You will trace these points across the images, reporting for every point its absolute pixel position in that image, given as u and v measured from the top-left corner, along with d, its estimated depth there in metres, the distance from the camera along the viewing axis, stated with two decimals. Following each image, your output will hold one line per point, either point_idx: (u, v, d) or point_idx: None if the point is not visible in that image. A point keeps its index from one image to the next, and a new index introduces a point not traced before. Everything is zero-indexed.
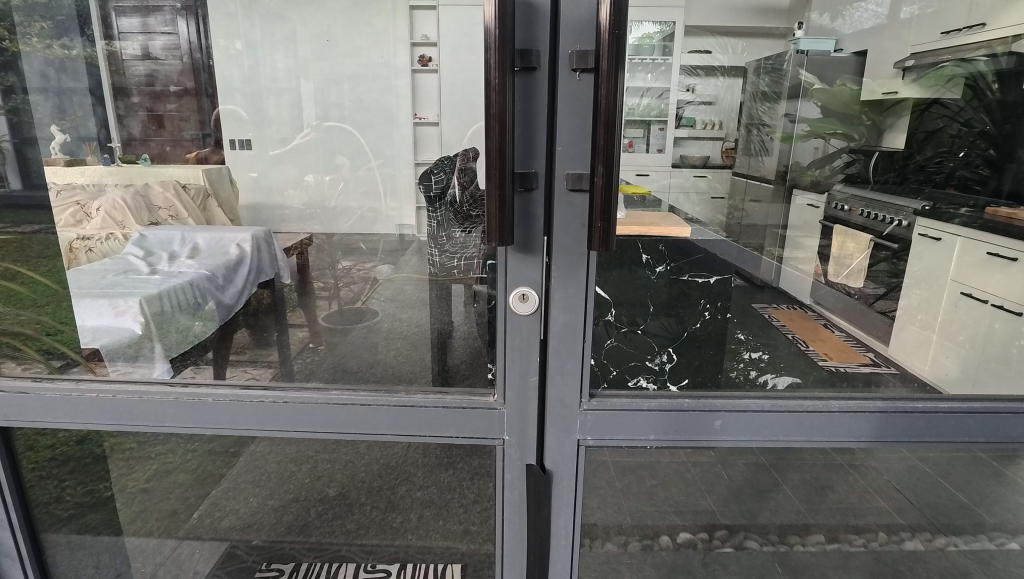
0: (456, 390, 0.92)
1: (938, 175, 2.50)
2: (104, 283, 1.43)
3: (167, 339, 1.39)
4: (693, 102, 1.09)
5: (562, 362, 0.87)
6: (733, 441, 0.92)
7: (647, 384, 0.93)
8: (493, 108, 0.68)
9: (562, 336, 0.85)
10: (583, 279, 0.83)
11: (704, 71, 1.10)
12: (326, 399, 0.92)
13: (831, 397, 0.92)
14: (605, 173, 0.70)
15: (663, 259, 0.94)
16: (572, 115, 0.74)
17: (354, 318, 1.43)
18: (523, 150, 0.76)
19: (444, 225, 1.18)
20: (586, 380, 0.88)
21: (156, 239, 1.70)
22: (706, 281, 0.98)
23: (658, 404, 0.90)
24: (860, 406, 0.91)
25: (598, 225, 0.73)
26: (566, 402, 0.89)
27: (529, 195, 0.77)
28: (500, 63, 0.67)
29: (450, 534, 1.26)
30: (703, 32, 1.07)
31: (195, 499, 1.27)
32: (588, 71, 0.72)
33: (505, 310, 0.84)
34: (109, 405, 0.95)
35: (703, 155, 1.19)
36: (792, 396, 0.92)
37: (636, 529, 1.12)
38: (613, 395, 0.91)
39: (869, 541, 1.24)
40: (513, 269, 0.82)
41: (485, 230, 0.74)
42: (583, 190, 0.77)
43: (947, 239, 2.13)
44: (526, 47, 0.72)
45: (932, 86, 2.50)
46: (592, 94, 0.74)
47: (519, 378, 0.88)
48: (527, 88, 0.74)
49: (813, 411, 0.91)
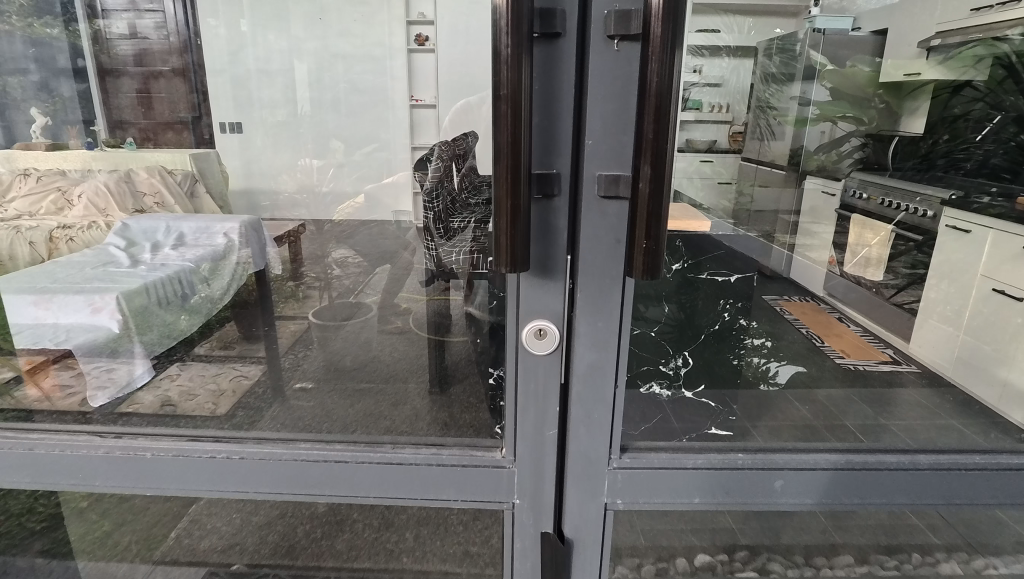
0: (451, 445, 0.81)
1: (969, 163, 2.14)
2: (89, 274, 1.45)
3: (150, 335, 1.53)
4: (699, 83, 0.92)
5: (587, 411, 0.76)
6: (797, 503, 0.80)
7: (684, 440, 0.82)
8: (504, 90, 0.57)
9: (588, 379, 0.75)
10: (616, 308, 0.71)
11: (709, 51, 0.93)
12: (292, 455, 0.79)
13: (921, 452, 0.80)
14: (653, 177, 0.59)
15: (681, 255, 0.91)
16: (607, 96, 0.63)
17: (349, 313, 1.72)
18: (542, 147, 0.65)
19: (440, 216, 1.08)
20: (617, 435, 0.77)
21: (139, 229, 1.67)
22: (723, 279, 1.00)
23: (705, 461, 0.79)
24: (951, 461, 0.79)
25: (643, 245, 0.62)
26: (593, 459, 0.78)
27: (548, 202, 0.66)
28: (516, 30, 0.56)
29: (449, 558, 1.12)
30: (709, 7, 0.88)
31: (178, 511, 1.12)
32: (628, 38, 0.61)
33: (519, 345, 0.73)
34: (24, 461, 0.82)
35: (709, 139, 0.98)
36: (865, 448, 0.81)
37: (650, 550, 0.98)
38: (650, 450, 0.80)
39: (902, 562, 1.17)
40: (528, 300, 0.71)
41: (495, 249, 0.63)
42: (617, 195, 0.65)
43: (978, 231, 1.89)
44: (545, 10, 0.60)
45: (959, 69, 2.26)
46: (634, 66, 0.62)
47: (534, 431, 0.77)
48: (549, 64, 0.62)
49: (897, 469, 0.79)
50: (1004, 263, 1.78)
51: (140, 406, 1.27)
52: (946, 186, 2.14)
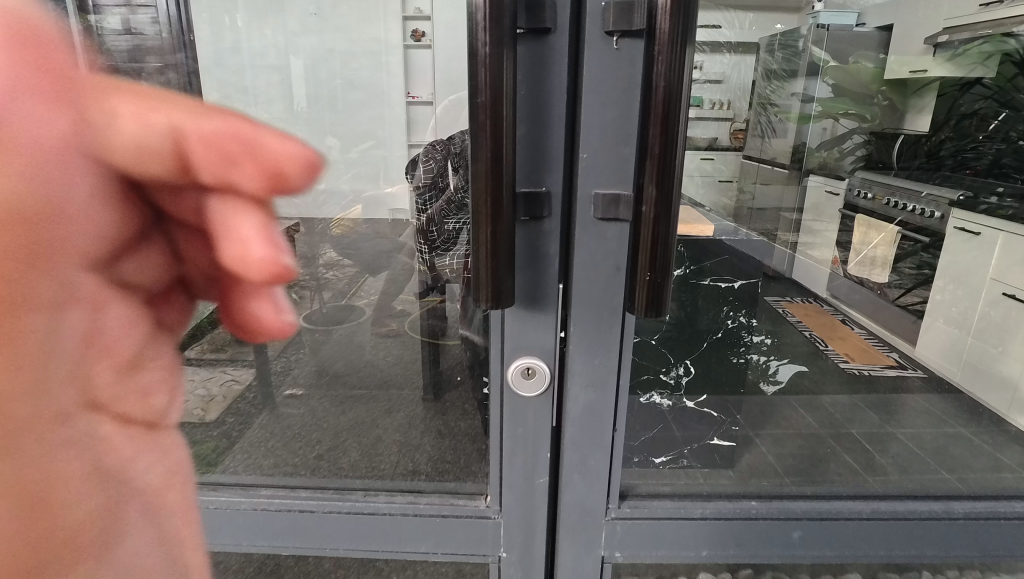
0: (428, 493, 0.87)
1: (980, 162, 2.09)
2: None
3: None
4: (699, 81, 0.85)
5: (580, 461, 0.81)
6: (817, 556, 0.89)
7: (693, 490, 0.90)
8: (483, 99, 0.55)
9: (580, 425, 0.79)
10: (612, 337, 0.73)
11: (709, 47, 0.86)
12: (265, 504, 0.87)
13: (950, 501, 0.91)
14: (657, 195, 0.57)
15: (683, 260, 0.94)
16: (607, 100, 0.61)
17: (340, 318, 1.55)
18: (531, 162, 0.64)
19: (437, 216, 0.97)
20: (614, 490, 0.84)
21: None
22: (721, 284, 1.02)
23: (711, 512, 0.87)
24: (987, 511, 0.90)
25: (646, 277, 0.61)
26: (590, 505, 0.84)
27: (537, 215, 0.65)
28: (497, 27, 0.53)
29: None
30: (707, 2, 0.82)
31: None
32: (629, 35, 0.59)
33: (506, 386, 0.76)
34: None
35: (709, 137, 0.90)
36: (892, 498, 0.91)
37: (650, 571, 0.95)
38: (657, 500, 0.87)
39: None
40: (514, 335, 0.73)
41: (473, 287, 0.62)
42: (614, 211, 0.65)
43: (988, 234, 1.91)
44: (534, 5, 0.58)
45: (966, 65, 2.23)
46: (635, 65, 0.60)
47: (525, 480, 0.82)
48: (537, 65, 0.60)
49: (924, 518, 0.89)
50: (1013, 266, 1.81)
51: None
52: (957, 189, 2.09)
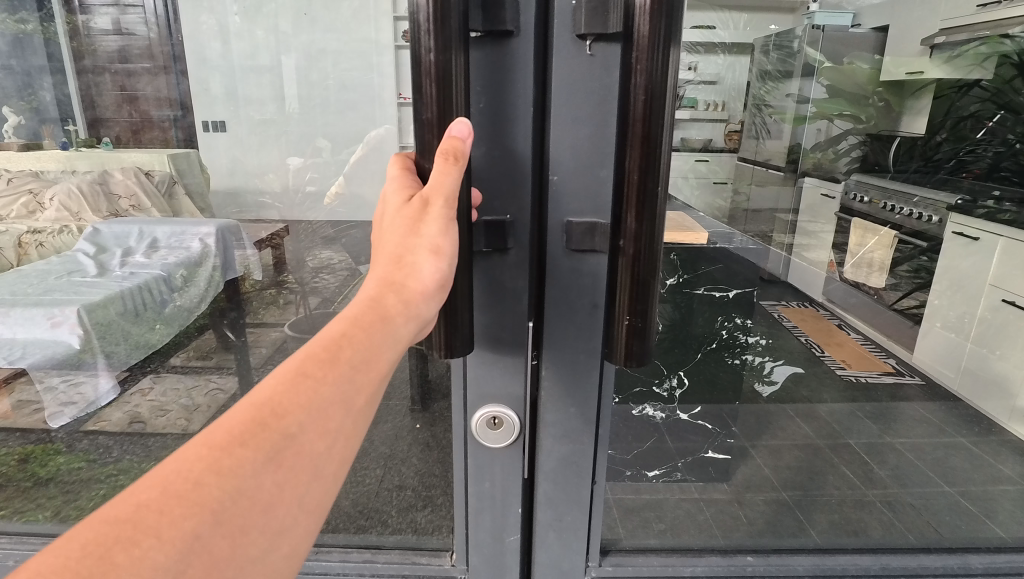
0: (390, 549, 0.85)
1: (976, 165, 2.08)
2: (47, 284, 1.28)
3: (116, 350, 1.33)
4: (694, 81, 0.82)
5: (555, 516, 0.77)
6: None
7: (682, 545, 0.85)
8: (429, 114, 0.51)
9: (554, 475, 0.75)
10: (592, 382, 0.70)
11: (704, 47, 0.83)
12: None
13: (971, 554, 0.85)
14: (635, 228, 0.54)
15: (675, 268, 0.88)
16: (577, 117, 0.59)
17: None
18: (494, 190, 0.60)
19: None
20: (595, 545, 0.80)
21: (111, 234, 1.19)
22: (718, 295, 1.00)
23: (706, 570, 0.82)
24: (1009, 567, 0.84)
25: (625, 322, 0.58)
26: (569, 567, 0.80)
27: (499, 244, 0.62)
28: (441, 29, 0.48)
29: None
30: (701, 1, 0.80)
31: None
32: (601, 39, 0.55)
33: (471, 437, 0.73)
34: None
35: (704, 139, 0.87)
36: (910, 551, 0.85)
37: None
38: (638, 556, 0.82)
39: None
40: (478, 384, 0.70)
41: (428, 335, 0.57)
42: (590, 240, 0.62)
43: (986, 238, 1.93)
44: (490, 7, 0.54)
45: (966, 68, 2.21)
46: (609, 76, 0.57)
47: (493, 538, 0.78)
48: (496, 75, 0.57)
49: (945, 572, 0.84)
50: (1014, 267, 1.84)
51: (105, 425, 1.22)
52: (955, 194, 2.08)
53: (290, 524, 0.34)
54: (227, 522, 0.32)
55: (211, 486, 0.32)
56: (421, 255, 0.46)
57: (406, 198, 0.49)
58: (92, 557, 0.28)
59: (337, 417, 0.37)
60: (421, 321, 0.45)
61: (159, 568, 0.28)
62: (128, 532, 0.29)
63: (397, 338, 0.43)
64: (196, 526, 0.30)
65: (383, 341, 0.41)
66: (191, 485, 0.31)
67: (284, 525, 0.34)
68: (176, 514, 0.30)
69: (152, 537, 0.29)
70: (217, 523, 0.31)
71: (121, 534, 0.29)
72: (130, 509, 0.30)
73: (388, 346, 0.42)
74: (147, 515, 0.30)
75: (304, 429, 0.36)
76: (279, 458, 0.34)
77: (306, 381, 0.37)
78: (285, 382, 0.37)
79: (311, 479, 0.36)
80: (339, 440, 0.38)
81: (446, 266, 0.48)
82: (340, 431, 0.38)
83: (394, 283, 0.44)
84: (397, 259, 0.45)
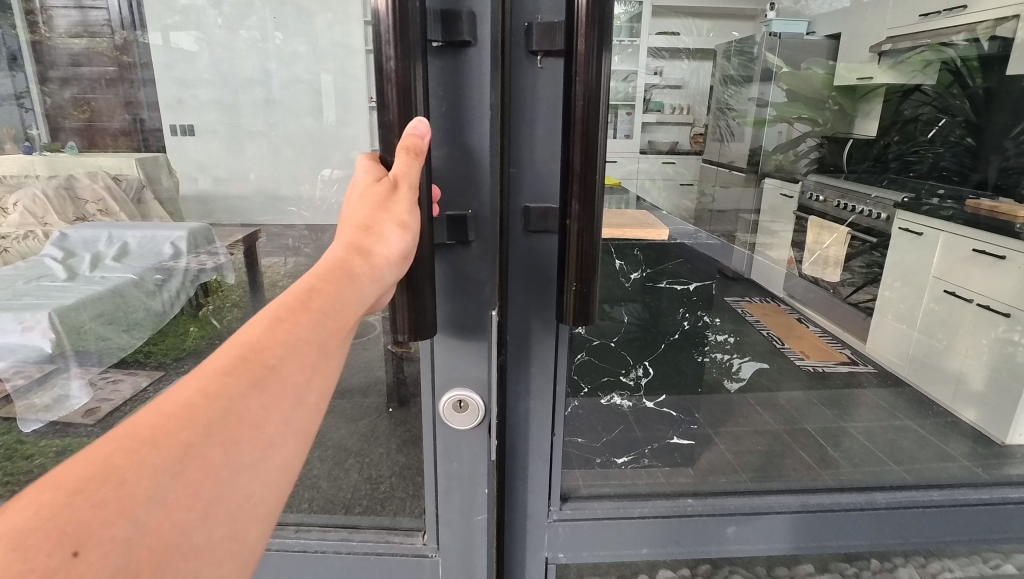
0: (365, 528, 0.88)
1: (919, 165, 2.36)
2: (13, 292, 1.23)
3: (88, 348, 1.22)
4: (660, 86, 0.89)
5: (522, 469, 0.83)
6: (775, 548, 0.93)
7: (631, 492, 0.91)
8: (391, 116, 0.55)
9: (521, 430, 0.81)
10: (551, 353, 0.76)
11: (669, 53, 0.90)
12: None
13: (877, 492, 0.95)
14: (581, 212, 0.59)
15: (640, 265, 0.96)
16: (530, 114, 0.64)
17: None
18: (455, 185, 0.65)
19: None
20: (557, 490, 0.86)
21: (78, 238, 1.21)
22: (683, 289, 1.10)
23: (652, 511, 0.89)
24: (907, 500, 0.95)
25: (574, 288, 0.62)
26: (533, 511, 0.86)
27: (462, 237, 0.66)
28: (402, 40, 0.53)
29: None
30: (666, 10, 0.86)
31: None
32: (549, 49, 0.62)
33: (440, 418, 0.77)
34: None
35: (669, 141, 0.94)
36: (826, 491, 0.95)
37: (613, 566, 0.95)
38: (591, 502, 0.88)
39: None
40: (445, 369, 0.74)
41: (393, 320, 0.61)
42: (545, 222, 0.68)
43: (930, 234, 2.12)
44: (448, 21, 0.58)
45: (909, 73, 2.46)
46: (557, 80, 0.63)
47: (462, 512, 0.82)
48: (453, 82, 0.61)
49: (862, 507, 0.93)
50: (958, 263, 2.03)
51: None
52: (900, 190, 2.31)
53: (279, 441, 0.36)
54: (218, 437, 0.33)
55: (201, 406, 0.34)
56: (386, 228, 0.50)
57: (375, 178, 0.53)
58: (97, 463, 0.29)
59: (315, 354, 0.39)
60: (386, 283, 0.48)
61: (160, 472, 0.31)
62: (125, 445, 0.31)
63: (366, 292, 0.45)
64: (189, 438, 0.32)
65: (353, 293, 0.44)
66: (182, 406, 0.33)
67: (273, 439, 0.36)
68: (169, 428, 0.32)
69: (149, 447, 0.31)
70: (209, 438, 0.33)
71: (121, 444, 0.31)
72: (127, 427, 0.32)
73: (359, 298, 0.44)
74: (143, 431, 0.31)
75: (282, 362, 0.38)
76: (264, 384, 0.36)
77: (285, 322, 0.39)
78: (264, 326, 0.39)
79: (295, 403, 0.38)
80: (317, 376, 0.39)
81: (410, 240, 0.51)
82: (318, 367, 0.39)
83: (360, 247, 0.47)
84: (364, 228, 0.48)
